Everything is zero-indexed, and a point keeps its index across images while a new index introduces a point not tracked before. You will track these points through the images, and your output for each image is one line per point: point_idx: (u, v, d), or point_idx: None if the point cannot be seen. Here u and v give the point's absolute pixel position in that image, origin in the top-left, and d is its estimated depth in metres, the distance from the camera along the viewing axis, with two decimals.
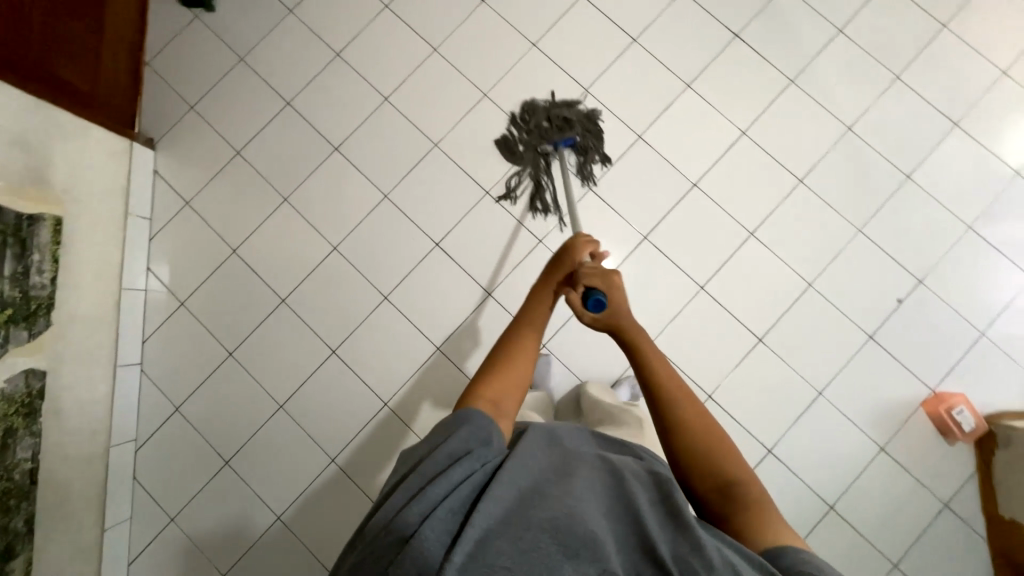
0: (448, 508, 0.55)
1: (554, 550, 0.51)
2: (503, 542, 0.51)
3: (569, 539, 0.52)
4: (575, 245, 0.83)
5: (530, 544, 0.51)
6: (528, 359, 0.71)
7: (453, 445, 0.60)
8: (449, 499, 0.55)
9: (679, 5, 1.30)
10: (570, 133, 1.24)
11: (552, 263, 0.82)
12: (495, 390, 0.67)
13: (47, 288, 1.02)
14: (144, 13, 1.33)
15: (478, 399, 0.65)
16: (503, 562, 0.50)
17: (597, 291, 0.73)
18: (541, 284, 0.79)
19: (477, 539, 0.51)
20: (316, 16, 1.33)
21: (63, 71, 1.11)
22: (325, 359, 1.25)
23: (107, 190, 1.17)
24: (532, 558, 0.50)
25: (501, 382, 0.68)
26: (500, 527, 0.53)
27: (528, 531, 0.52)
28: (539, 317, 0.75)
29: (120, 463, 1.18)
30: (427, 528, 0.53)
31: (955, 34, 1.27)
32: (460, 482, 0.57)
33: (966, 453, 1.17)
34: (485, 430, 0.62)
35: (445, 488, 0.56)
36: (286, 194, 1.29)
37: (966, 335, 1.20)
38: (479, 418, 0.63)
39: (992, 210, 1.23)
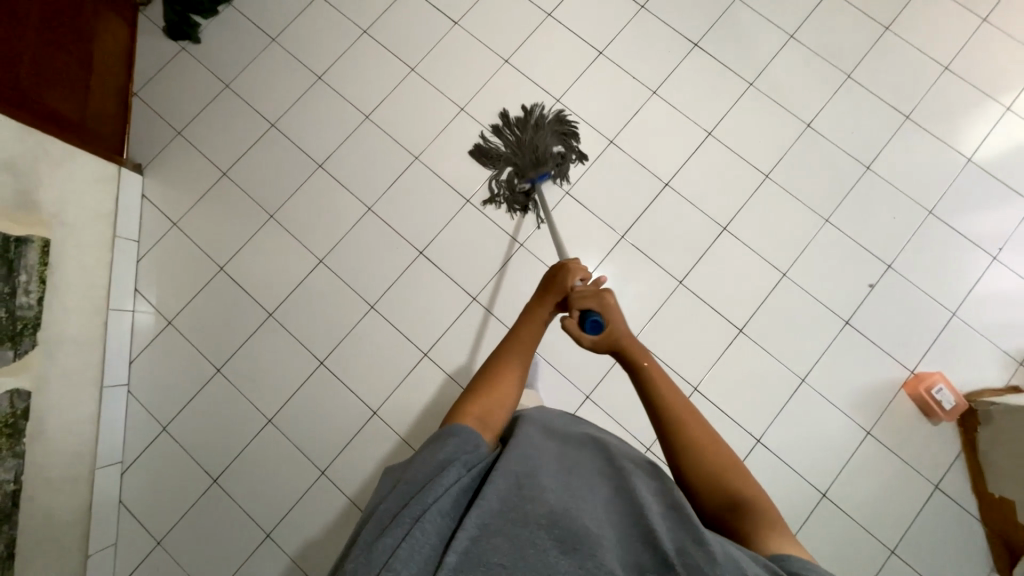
0: (440, 511, 0.52)
1: (552, 546, 0.50)
2: (499, 539, 0.50)
3: (567, 534, 0.51)
4: (570, 267, 0.82)
5: (527, 541, 0.50)
6: (513, 376, 0.69)
7: (442, 454, 0.58)
8: (441, 501, 0.53)
9: (640, 19, 1.39)
10: (545, 167, 1.23)
11: (545, 284, 0.82)
12: (483, 407, 0.64)
13: (34, 308, 1.04)
14: (133, 48, 1.41)
15: (463, 416, 0.63)
16: (499, 559, 0.49)
17: (593, 312, 0.74)
18: (535, 303, 0.80)
19: (472, 537, 0.50)
20: (299, 43, 1.41)
21: (53, 102, 1.16)
22: (312, 370, 1.25)
23: (96, 213, 1.20)
24: (528, 556, 0.49)
25: (488, 400, 0.65)
26: (496, 525, 0.51)
27: (526, 526, 0.51)
28: (529, 339, 0.74)
29: (106, 486, 1.16)
30: (417, 530, 0.50)
31: (898, 36, 1.36)
32: (451, 485, 0.55)
33: (951, 432, 1.18)
34: (475, 436, 0.60)
35: (437, 491, 0.54)
36: (272, 211, 1.33)
37: (938, 315, 1.24)
38: (469, 430, 0.61)
39: (950, 195, 1.29)
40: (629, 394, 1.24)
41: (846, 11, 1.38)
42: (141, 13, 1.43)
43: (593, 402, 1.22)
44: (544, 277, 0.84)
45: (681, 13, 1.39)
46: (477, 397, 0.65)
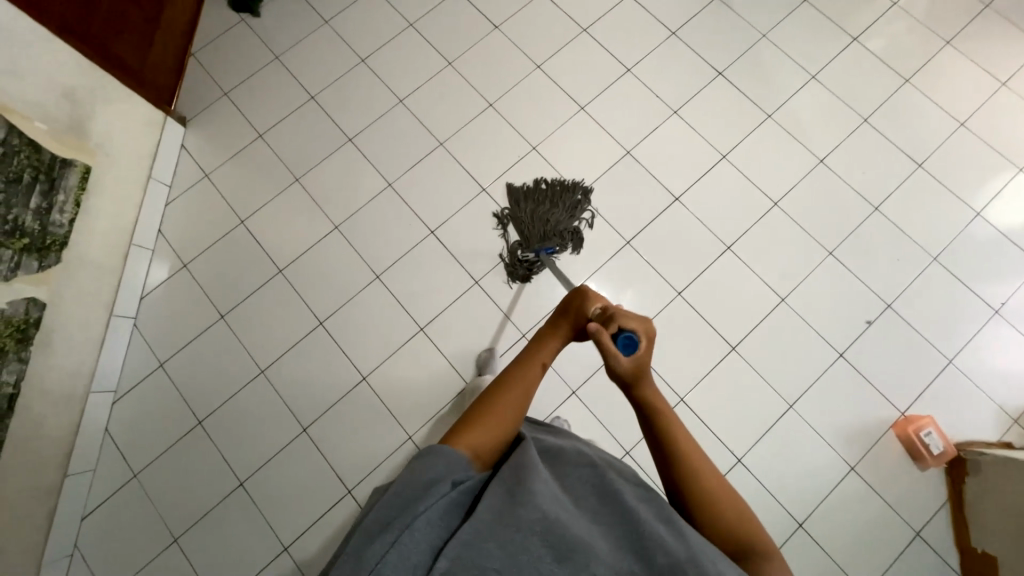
0: (429, 522, 0.51)
1: (545, 553, 0.50)
2: (491, 545, 0.50)
3: (559, 541, 0.50)
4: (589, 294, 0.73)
5: (519, 548, 0.50)
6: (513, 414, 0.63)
7: (431, 470, 0.55)
8: (430, 512, 0.52)
9: (670, 44, 1.46)
10: (552, 240, 1.20)
11: (563, 308, 0.74)
12: (475, 436, 0.60)
13: (65, 227, 1.09)
14: (198, 14, 1.52)
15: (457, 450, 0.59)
16: (493, 564, 0.49)
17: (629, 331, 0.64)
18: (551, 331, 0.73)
19: (464, 543, 0.49)
20: (348, 28, 1.51)
21: (118, 48, 1.26)
22: (311, 329, 1.29)
23: (137, 153, 1.28)
24: (522, 562, 0.49)
25: (481, 429, 0.61)
26: (488, 531, 0.50)
27: (518, 533, 0.51)
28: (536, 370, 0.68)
29: (96, 411, 1.19)
30: (407, 541, 0.50)
31: (917, 88, 1.41)
32: (440, 499, 0.53)
33: (938, 480, 1.15)
34: (463, 462, 0.57)
35: (426, 505, 0.52)
36: (298, 175, 1.40)
37: (935, 361, 1.23)
38: (462, 459, 0.57)
39: (956, 246, 1.30)
40: (615, 397, 1.24)
41: (868, 59, 1.44)
42: None
43: (579, 398, 1.23)
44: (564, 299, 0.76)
45: (710, 43, 1.46)
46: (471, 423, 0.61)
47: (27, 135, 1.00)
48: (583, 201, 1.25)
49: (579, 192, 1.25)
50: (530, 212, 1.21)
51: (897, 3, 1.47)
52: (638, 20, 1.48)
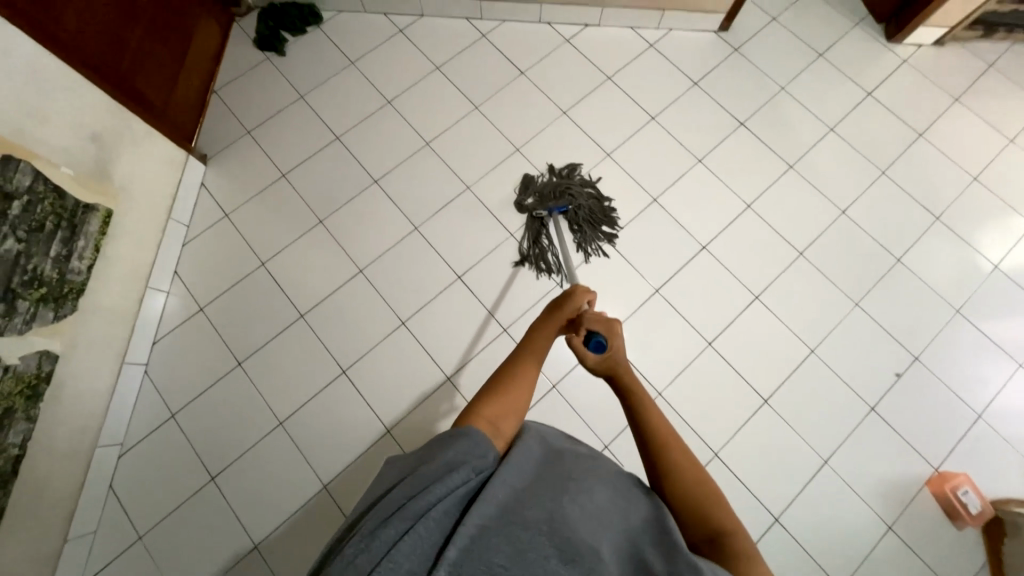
0: (442, 513, 0.50)
1: (552, 553, 0.49)
2: (498, 538, 0.49)
3: (566, 543, 0.49)
4: (577, 291, 0.83)
5: (526, 545, 0.49)
6: (529, 385, 0.65)
7: (450, 455, 0.54)
8: (446, 501, 0.51)
9: (693, 93, 1.49)
10: (565, 202, 1.32)
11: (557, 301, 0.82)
12: (496, 413, 0.60)
13: (83, 273, 1.05)
14: (221, 52, 1.52)
15: (473, 420, 0.58)
16: (499, 559, 0.48)
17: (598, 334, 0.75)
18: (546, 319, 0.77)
19: (473, 535, 0.49)
20: (374, 69, 1.51)
21: (144, 87, 1.23)
22: (334, 378, 1.24)
23: (158, 194, 1.24)
24: (528, 559, 0.48)
25: (502, 404, 0.61)
26: (498, 525, 0.50)
27: (525, 531, 0.50)
28: (542, 350, 0.70)
29: (102, 467, 1.12)
30: (420, 528, 0.49)
31: (931, 143, 1.45)
32: (457, 486, 0.52)
33: (975, 539, 1.14)
34: (481, 447, 0.55)
35: (441, 492, 0.51)
36: (322, 217, 1.37)
37: (964, 415, 1.23)
38: (478, 435, 0.56)
39: (978, 298, 1.32)
40: None
41: (883, 113, 1.48)
42: (236, 23, 1.56)
43: (612, 453, 1.20)
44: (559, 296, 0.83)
45: (731, 94, 1.50)
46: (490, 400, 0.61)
47: (51, 181, 0.96)
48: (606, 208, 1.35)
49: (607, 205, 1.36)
50: (552, 184, 1.35)
51: (907, 60, 1.53)
52: (660, 69, 1.52)
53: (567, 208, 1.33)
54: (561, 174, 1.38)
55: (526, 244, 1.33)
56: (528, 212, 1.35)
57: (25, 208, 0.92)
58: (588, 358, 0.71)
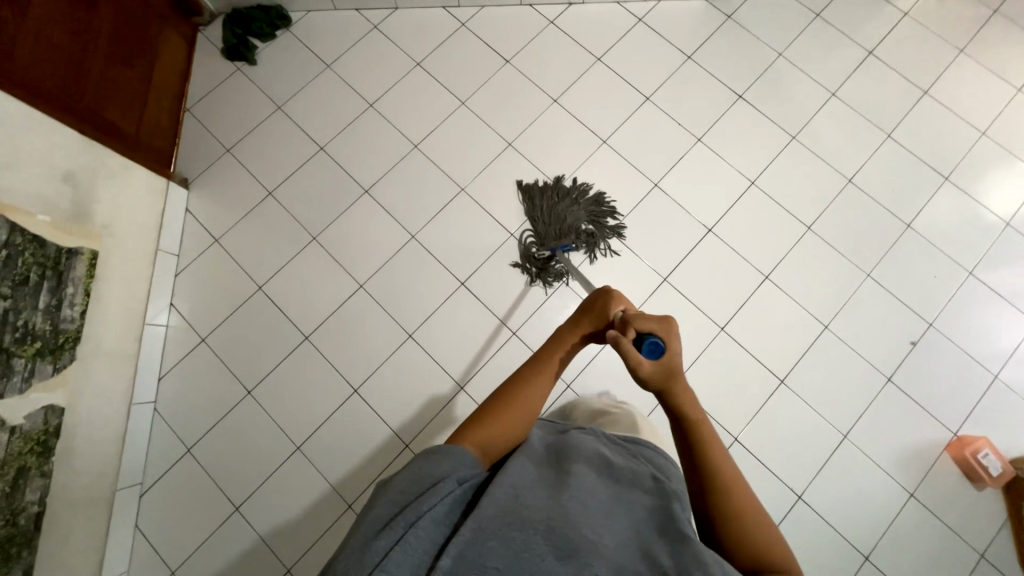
0: (434, 521, 0.52)
1: (547, 552, 0.49)
2: (494, 542, 0.49)
3: (563, 541, 0.50)
4: (614, 295, 0.76)
5: (522, 546, 0.49)
6: (526, 410, 0.68)
7: (439, 466, 0.57)
8: (435, 510, 0.53)
9: (688, 68, 1.43)
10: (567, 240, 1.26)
11: (585, 306, 0.78)
12: (492, 432, 0.64)
13: (76, 321, 1.01)
14: (189, 66, 1.44)
15: (467, 437, 0.64)
16: (493, 562, 0.48)
17: (652, 335, 0.65)
18: (568, 331, 0.76)
19: (466, 541, 0.49)
20: (352, 71, 1.44)
21: (113, 115, 1.17)
22: (347, 398, 1.22)
23: (143, 226, 1.19)
24: (523, 560, 0.48)
25: (497, 423, 0.65)
26: (492, 529, 0.50)
27: (522, 531, 0.50)
28: (553, 366, 0.73)
29: (125, 509, 1.11)
30: (411, 536, 0.50)
31: (936, 100, 1.40)
32: (446, 495, 0.55)
33: (995, 498, 1.16)
34: (471, 461, 0.60)
35: (431, 501, 0.53)
36: (315, 234, 1.33)
37: (981, 377, 1.23)
38: (462, 455, 0.60)
39: (990, 257, 1.30)
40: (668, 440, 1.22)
41: (886, 73, 1.42)
42: (201, 33, 1.47)
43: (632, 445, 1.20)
44: (587, 299, 0.80)
45: (727, 65, 1.43)
46: (488, 419, 0.66)
47: (27, 231, 0.91)
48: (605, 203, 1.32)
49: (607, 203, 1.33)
50: (554, 204, 1.31)
51: (908, 13, 1.46)
52: (652, 44, 1.45)
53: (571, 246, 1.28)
54: (557, 192, 1.33)
55: (531, 258, 1.29)
56: (531, 231, 1.31)
57: (5, 263, 0.88)
58: (641, 364, 0.63)
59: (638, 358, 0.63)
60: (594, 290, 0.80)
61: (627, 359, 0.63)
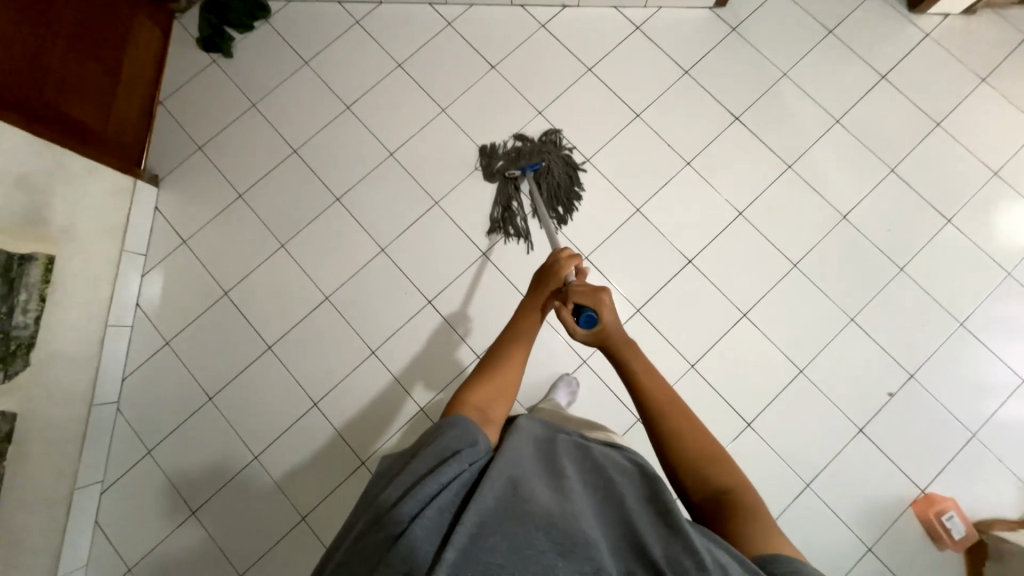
0: (440, 509, 0.50)
1: (548, 548, 0.46)
2: (496, 538, 0.46)
3: (563, 535, 0.46)
4: (561, 259, 0.77)
5: (524, 542, 0.46)
6: (517, 367, 0.67)
7: (443, 442, 0.56)
8: (440, 498, 0.51)
9: (683, 84, 1.34)
10: (537, 159, 1.26)
11: (540, 270, 0.78)
12: (487, 394, 0.63)
13: (30, 327, 1.02)
14: (163, 56, 1.39)
15: (466, 406, 0.61)
16: (496, 559, 0.45)
17: (588, 307, 0.67)
18: (529, 296, 0.74)
19: (468, 536, 0.46)
20: (331, 69, 1.38)
21: (76, 114, 1.15)
22: (306, 411, 1.21)
23: (105, 229, 1.19)
24: (525, 556, 0.45)
25: (491, 388, 0.64)
26: (494, 524, 0.47)
27: (523, 526, 0.47)
28: (529, 330, 0.70)
29: (83, 507, 1.14)
30: (419, 526, 0.48)
31: (949, 134, 1.30)
32: (451, 480, 0.53)
33: (956, 561, 1.13)
34: (472, 432, 0.58)
35: (435, 487, 0.52)
36: (284, 241, 1.30)
37: (957, 434, 1.18)
38: (465, 422, 0.58)
39: (984, 308, 1.23)
40: None
41: (897, 100, 1.32)
42: (177, 20, 1.42)
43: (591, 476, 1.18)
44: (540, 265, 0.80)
45: (726, 83, 1.34)
46: (478, 387, 0.64)
47: None
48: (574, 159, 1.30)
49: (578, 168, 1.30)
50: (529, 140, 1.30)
51: (930, 34, 1.35)
52: (647, 56, 1.36)
53: (539, 167, 1.26)
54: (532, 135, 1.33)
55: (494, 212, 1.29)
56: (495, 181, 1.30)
57: None
58: (576, 331, 0.67)
59: (573, 325, 0.68)
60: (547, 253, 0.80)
61: (565, 328, 0.69)
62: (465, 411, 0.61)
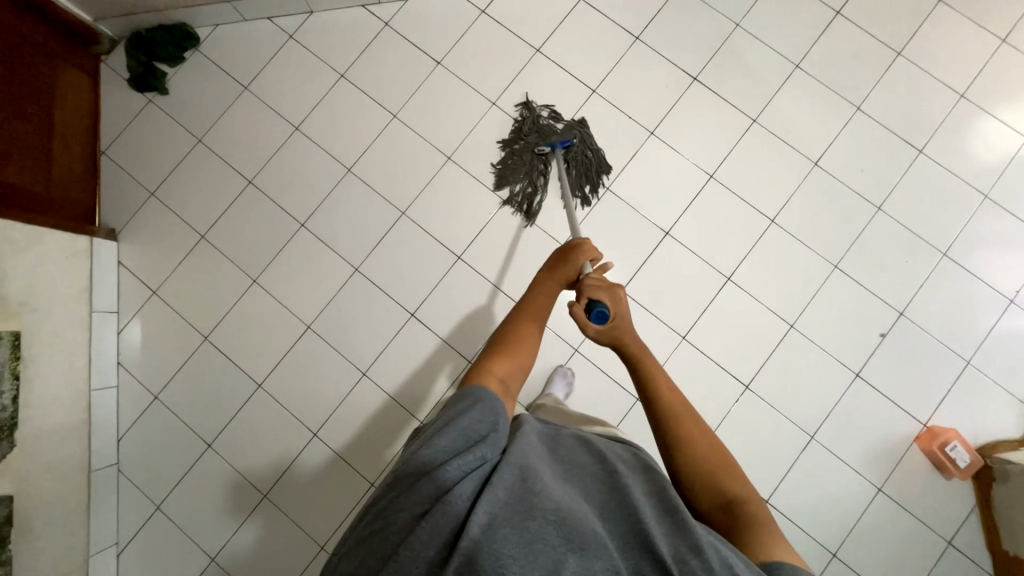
0: (459, 496, 0.47)
1: (560, 543, 0.44)
2: (507, 531, 0.44)
3: (574, 532, 0.44)
4: (582, 248, 0.77)
5: (535, 536, 0.44)
6: (532, 344, 0.66)
7: (464, 425, 0.54)
8: (463, 485, 0.48)
9: (636, 51, 1.30)
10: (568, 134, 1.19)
11: (556, 258, 0.77)
12: (507, 367, 0.62)
13: (8, 407, 1.00)
14: (97, 103, 1.34)
15: (487, 376, 0.60)
16: (507, 552, 0.43)
17: (601, 301, 0.66)
18: (546, 277, 0.74)
19: (483, 526, 0.44)
20: (273, 91, 1.32)
21: (15, 180, 1.10)
22: (307, 443, 1.21)
23: (70, 293, 1.16)
24: (536, 550, 0.43)
25: (509, 360, 0.63)
26: (504, 517, 0.45)
27: (534, 519, 0.45)
28: (541, 311, 0.69)
29: (103, 570, 1.15)
30: (438, 510, 0.47)
31: (911, 62, 1.27)
32: (474, 469, 0.50)
33: (964, 487, 1.15)
34: (494, 416, 0.55)
35: (454, 475, 0.50)
36: (255, 276, 1.27)
37: (953, 364, 1.19)
38: (489, 394, 0.57)
39: (966, 236, 1.22)
40: None
41: (855, 35, 1.29)
42: (104, 62, 1.35)
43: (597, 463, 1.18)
44: (558, 248, 0.78)
45: (679, 44, 1.30)
46: (494, 360, 0.62)
47: None
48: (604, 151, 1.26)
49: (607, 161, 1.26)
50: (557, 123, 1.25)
51: None
52: (595, 27, 1.31)
53: (570, 144, 1.20)
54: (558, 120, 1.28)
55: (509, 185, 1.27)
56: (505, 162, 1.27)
57: None
58: (589, 325, 0.64)
59: (586, 319, 0.65)
60: (564, 243, 0.79)
61: (575, 322, 0.65)
62: (485, 381, 0.60)
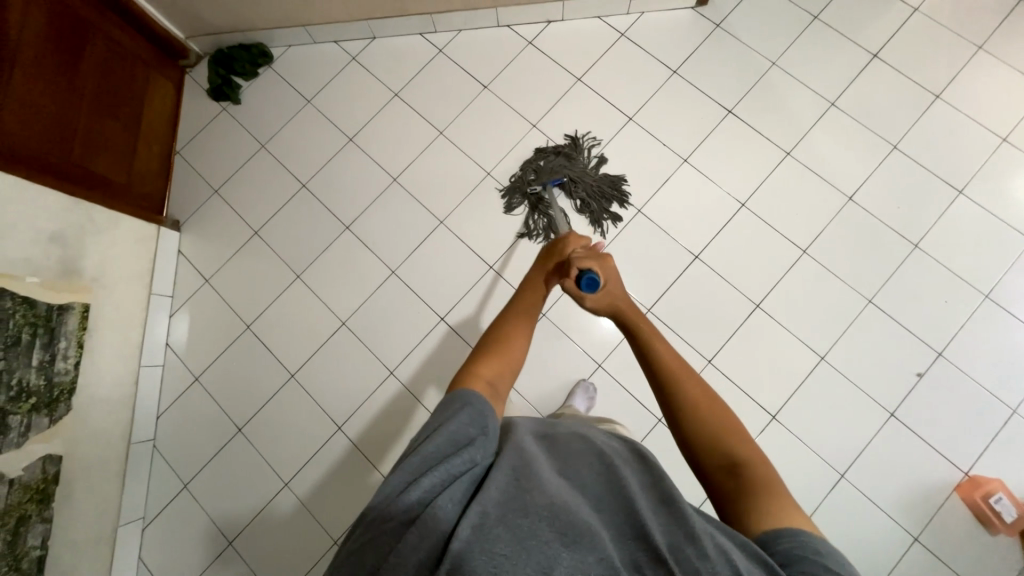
0: (446, 503, 0.46)
1: (553, 538, 0.42)
2: (500, 529, 0.43)
3: (569, 525, 0.43)
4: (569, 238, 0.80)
5: (528, 532, 0.43)
6: (519, 344, 0.66)
7: (453, 428, 0.53)
8: (451, 489, 0.48)
9: (673, 83, 1.36)
10: (559, 174, 1.28)
11: (546, 252, 0.80)
12: (494, 368, 0.61)
13: (70, 372, 1.09)
14: (178, 109, 1.49)
15: (475, 379, 0.59)
16: (500, 548, 0.42)
17: (592, 270, 0.71)
18: (536, 269, 0.77)
19: (475, 525, 0.43)
20: (332, 105, 1.45)
21: (101, 171, 1.24)
22: (331, 436, 1.24)
23: (134, 274, 1.26)
24: (530, 547, 0.42)
25: (497, 362, 0.62)
26: (498, 515, 0.44)
27: (528, 517, 0.44)
28: (531, 306, 0.71)
29: (128, 541, 1.20)
30: (425, 518, 0.45)
31: (951, 106, 1.28)
32: (461, 474, 0.50)
33: (1009, 546, 1.07)
34: (483, 420, 0.55)
35: (440, 478, 0.49)
36: (299, 271, 1.35)
37: (997, 412, 1.14)
38: (477, 399, 0.56)
39: (1009, 280, 1.19)
40: None
41: (893, 77, 1.31)
42: (189, 74, 1.52)
43: None
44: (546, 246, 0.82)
45: (715, 79, 1.36)
46: (480, 361, 0.62)
47: (19, 295, 0.99)
48: (622, 180, 1.30)
49: (625, 188, 1.30)
50: (561, 162, 1.30)
51: (918, 8, 1.34)
52: (634, 60, 1.39)
53: (562, 182, 1.29)
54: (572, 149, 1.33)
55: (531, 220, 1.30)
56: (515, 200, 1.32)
57: None
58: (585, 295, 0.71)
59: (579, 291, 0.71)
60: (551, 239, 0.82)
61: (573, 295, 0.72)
62: (473, 382, 0.59)
